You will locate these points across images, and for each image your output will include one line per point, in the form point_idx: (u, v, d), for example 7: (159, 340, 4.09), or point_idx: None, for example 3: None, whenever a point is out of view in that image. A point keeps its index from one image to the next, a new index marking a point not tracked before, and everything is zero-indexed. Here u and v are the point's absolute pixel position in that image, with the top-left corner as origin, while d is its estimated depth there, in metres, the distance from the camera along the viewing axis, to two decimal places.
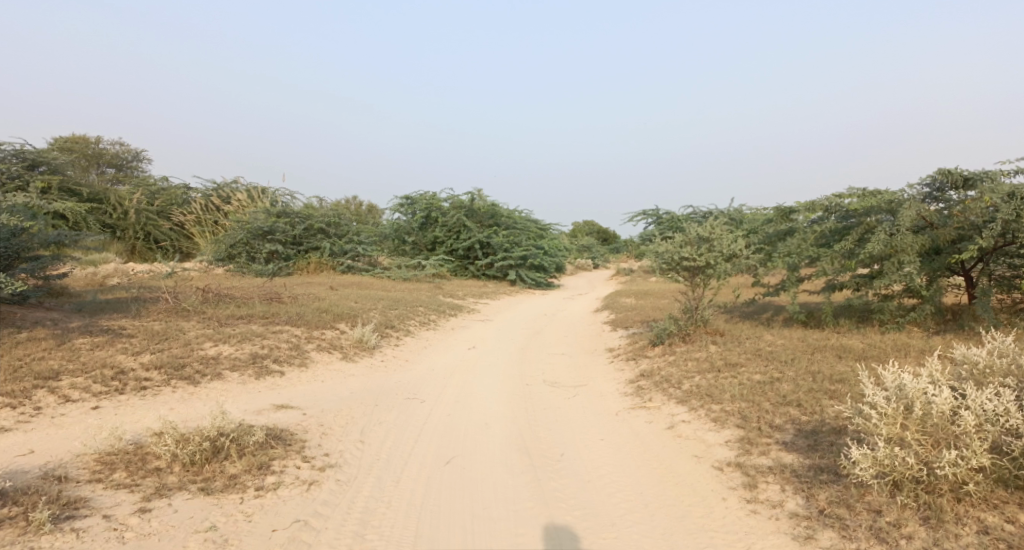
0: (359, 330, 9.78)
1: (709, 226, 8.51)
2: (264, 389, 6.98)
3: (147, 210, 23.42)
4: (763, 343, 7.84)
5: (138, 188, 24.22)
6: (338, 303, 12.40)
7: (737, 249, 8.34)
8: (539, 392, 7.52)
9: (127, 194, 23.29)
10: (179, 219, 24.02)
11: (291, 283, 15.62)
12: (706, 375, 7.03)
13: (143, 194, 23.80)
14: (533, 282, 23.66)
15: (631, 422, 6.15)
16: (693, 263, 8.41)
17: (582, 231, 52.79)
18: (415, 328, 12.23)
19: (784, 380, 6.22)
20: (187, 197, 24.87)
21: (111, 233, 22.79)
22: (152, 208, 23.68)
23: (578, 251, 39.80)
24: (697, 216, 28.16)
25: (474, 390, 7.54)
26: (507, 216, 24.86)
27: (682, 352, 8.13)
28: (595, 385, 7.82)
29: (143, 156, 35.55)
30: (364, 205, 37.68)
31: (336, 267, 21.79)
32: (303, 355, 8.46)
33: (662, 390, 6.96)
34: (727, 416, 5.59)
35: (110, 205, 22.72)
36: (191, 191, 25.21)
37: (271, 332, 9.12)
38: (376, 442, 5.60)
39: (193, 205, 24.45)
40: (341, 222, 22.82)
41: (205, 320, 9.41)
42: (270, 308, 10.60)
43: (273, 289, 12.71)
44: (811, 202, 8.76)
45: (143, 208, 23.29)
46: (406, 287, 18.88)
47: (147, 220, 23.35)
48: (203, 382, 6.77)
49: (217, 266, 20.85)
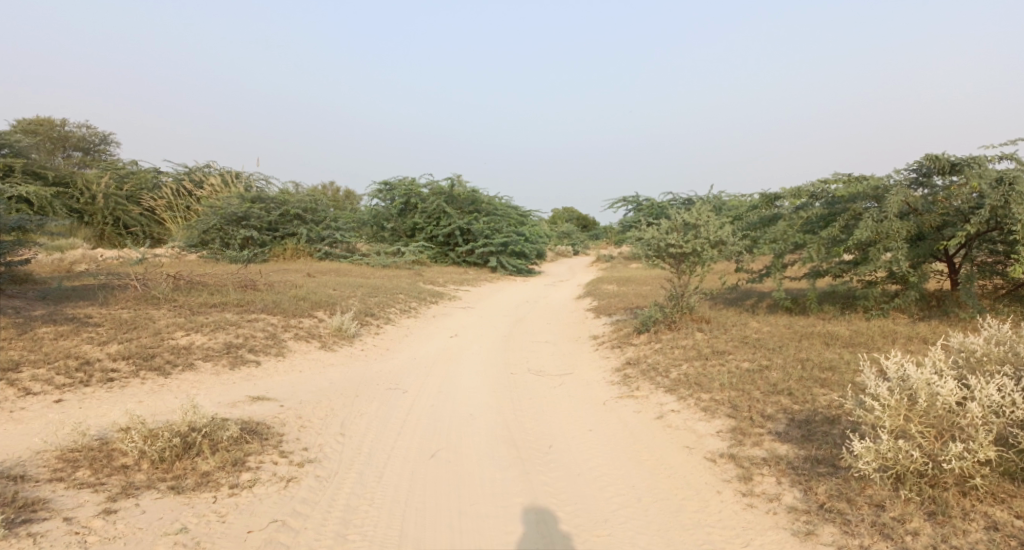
0: (338, 318, 9.52)
1: (696, 212, 8.40)
2: (239, 380, 6.71)
3: (115, 194, 22.62)
4: (749, 330, 7.80)
5: (105, 172, 23.36)
6: (316, 291, 12.08)
7: (724, 236, 8.25)
8: (524, 382, 7.37)
9: (94, 178, 22.43)
10: (149, 204, 23.26)
11: (267, 270, 15.21)
12: (694, 363, 6.96)
13: (111, 178, 22.94)
14: (514, 269, 23.49)
15: (619, 412, 6.04)
16: (680, 250, 8.31)
17: (562, 218, 52.72)
18: (395, 315, 11.99)
19: (773, 368, 6.17)
20: (158, 181, 24.07)
21: (77, 218, 21.94)
22: (121, 193, 22.85)
23: (558, 238, 39.71)
24: (677, 203, 28.21)
25: (457, 380, 7.36)
26: (488, 203, 24.58)
27: (669, 340, 8.05)
28: (581, 374, 7.71)
29: (112, 139, 34.39)
30: (341, 190, 37.01)
31: (314, 253, 21.32)
32: (280, 344, 8.18)
33: (649, 378, 6.88)
34: (717, 405, 5.52)
35: (76, 189, 21.86)
36: (161, 175, 24.38)
37: (246, 320, 8.80)
38: (357, 435, 5.40)
39: (164, 189, 23.69)
40: (318, 208, 22.31)
41: (176, 308, 9.05)
42: (245, 295, 10.25)
43: (249, 276, 12.32)
44: (797, 188, 8.71)
45: (112, 192, 22.48)
46: (386, 274, 18.55)
47: (115, 204, 22.56)
48: (175, 373, 6.47)
49: (190, 252, 20.24)
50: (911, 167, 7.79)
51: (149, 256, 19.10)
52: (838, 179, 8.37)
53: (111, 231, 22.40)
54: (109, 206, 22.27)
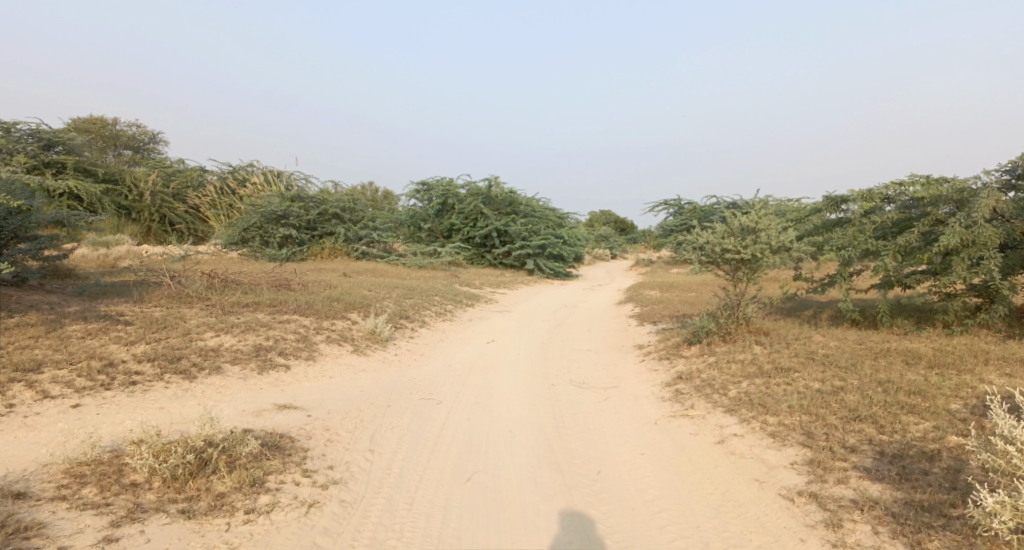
0: (372, 321, 9.20)
1: (755, 215, 7.70)
2: (267, 387, 6.40)
3: (162, 192, 23.02)
4: (815, 346, 7.08)
5: (153, 170, 23.86)
6: (351, 292, 11.82)
7: (787, 241, 7.53)
8: (566, 396, 6.85)
9: (142, 175, 22.93)
10: (194, 203, 23.59)
11: (303, 269, 15.09)
12: (755, 380, 6.31)
13: (158, 176, 23.43)
14: (552, 272, 22.93)
15: (672, 434, 5.46)
16: (737, 255, 7.64)
17: (600, 221, 51.90)
18: (430, 318, 11.61)
19: (849, 390, 5.47)
20: (203, 180, 24.48)
21: (126, 215, 22.45)
22: (168, 191, 23.28)
23: (596, 242, 38.94)
24: (721, 207, 27.15)
25: (495, 391, 6.90)
26: (526, 204, 24.09)
27: (724, 354, 7.40)
28: (627, 388, 7.13)
29: (162, 139, 35.35)
30: (379, 191, 37.21)
31: (350, 253, 21.25)
32: (311, 348, 7.87)
33: (705, 396, 6.25)
34: (787, 431, 4.88)
35: (125, 186, 22.38)
36: (206, 174, 24.83)
37: (277, 322, 8.54)
38: (387, 452, 4.98)
39: (208, 188, 24.04)
40: (356, 208, 22.24)
41: (209, 307, 8.87)
42: (278, 295, 10.04)
43: (284, 275, 12.16)
44: (868, 191, 7.90)
45: (158, 190, 22.90)
46: (422, 275, 18.27)
47: (162, 202, 22.90)
48: (200, 377, 6.20)
49: (230, 250, 20.42)
50: (1004, 167, 6.94)
51: (191, 253, 19.33)
52: (916, 181, 7.54)
53: (157, 228, 22.83)
54: (156, 204, 22.60)
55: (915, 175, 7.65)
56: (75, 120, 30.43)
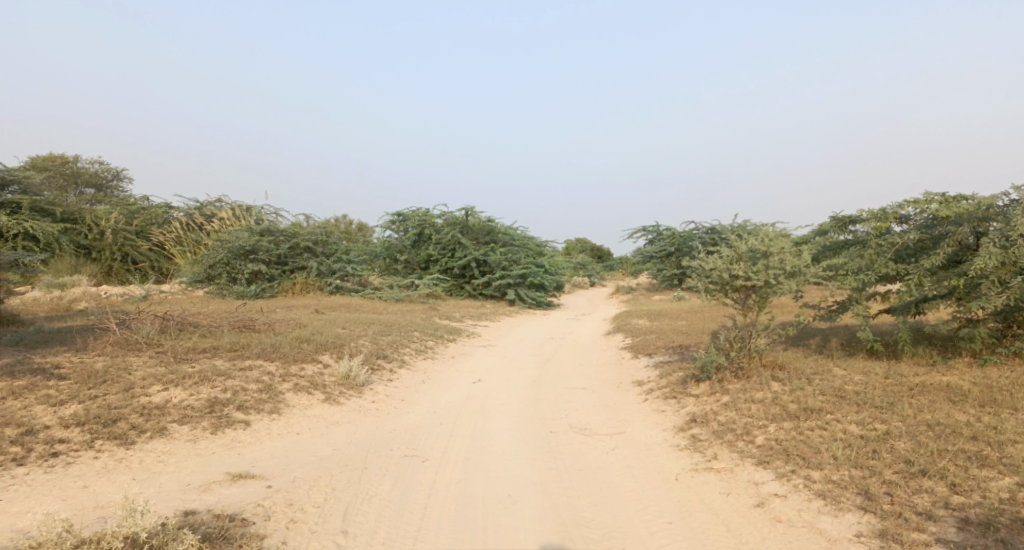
0: (345, 364, 8.31)
1: (765, 238, 7.14)
2: (221, 450, 5.45)
3: (124, 229, 21.77)
4: (839, 381, 6.42)
5: (114, 207, 22.64)
6: (323, 330, 10.88)
7: (803, 264, 6.94)
8: (568, 446, 6.05)
9: (103, 213, 21.74)
10: (159, 239, 22.34)
11: (271, 307, 14.06)
12: (782, 422, 5.59)
13: (121, 213, 22.22)
14: (533, 302, 22.20)
15: (699, 492, 4.70)
16: (749, 281, 7.02)
17: (576, 248, 51.66)
18: (410, 358, 10.72)
19: (897, 434, 4.79)
20: (169, 216, 23.32)
21: (85, 254, 21.13)
22: (131, 228, 22.07)
23: (574, 269, 38.45)
24: (699, 232, 26.94)
25: (488, 443, 6.08)
26: (504, 232, 23.42)
27: (739, 392, 6.68)
28: (635, 434, 6.36)
29: (125, 174, 34.03)
30: (353, 223, 36.32)
31: (324, 287, 20.25)
32: (276, 399, 6.94)
33: (728, 443, 5.50)
34: (840, 490, 4.15)
35: (85, 224, 21.13)
36: (172, 209, 23.70)
37: (238, 369, 7.59)
38: (365, 534, 4.08)
39: (173, 223, 22.86)
40: (329, 241, 21.34)
41: (159, 356, 7.89)
42: (241, 338, 9.07)
43: (249, 315, 11.17)
44: (881, 210, 7.44)
45: (120, 227, 21.66)
46: (400, 309, 17.36)
47: (125, 239, 21.65)
48: (140, 442, 5.25)
49: (196, 288, 19.39)
50: None
51: (153, 292, 18.14)
52: (932, 198, 7.11)
53: (119, 267, 21.51)
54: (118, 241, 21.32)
55: (930, 192, 7.22)
56: (32, 156, 29.03)
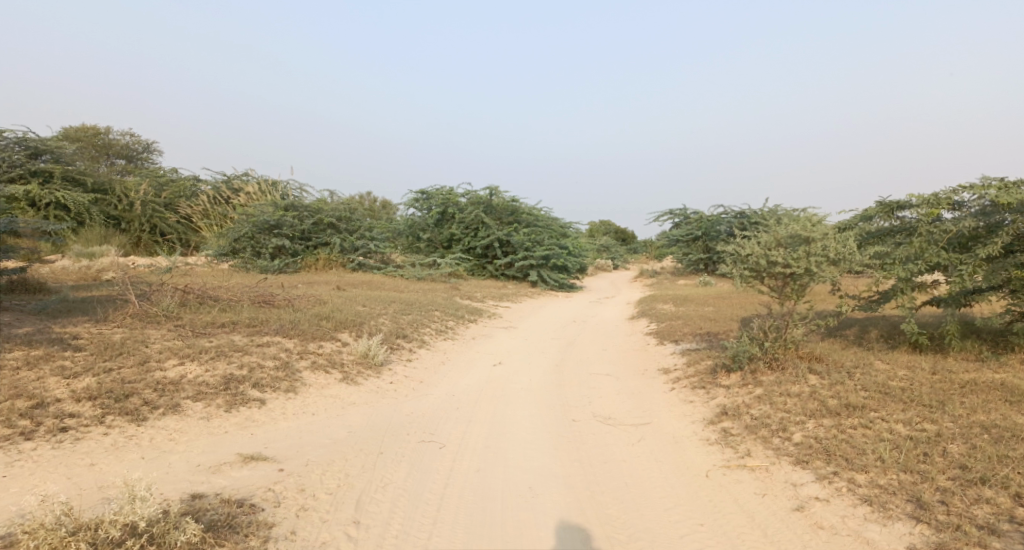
0: (364, 342, 8.15)
1: (807, 223, 6.70)
2: (234, 430, 5.33)
3: (153, 201, 21.98)
4: (882, 376, 6.01)
5: (144, 179, 22.86)
6: (343, 307, 10.76)
7: (848, 252, 6.49)
8: (591, 437, 5.79)
9: (133, 185, 21.95)
10: (187, 212, 22.52)
11: (294, 283, 14.03)
12: (821, 419, 5.23)
13: (150, 185, 22.43)
14: (556, 284, 21.88)
15: (732, 492, 4.40)
16: (788, 268, 6.61)
17: (600, 230, 51.03)
18: (430, 337, 10.55)
19: (951, 436, 4.39)
20: (196, 189, 23.47)
21: (116, 225, 21.37)
22: (159, 200, 22.28)
23: (598, 251, 37.93)
24: (728, 216, 26.18)
25: (508, 431, 5.85)
26: (529, 212, 23.03)
27: (773, 385, 6.32)
28: (662, 426, 6.06)
29: (156, 148, 34.43)
30: (378, 201, 36.30)
31: (346, 264, 20.22)
32: (292, 377, 6.81)
33: (762, 440, 5.17)
34: (889, 496, 3.80)
35: (115, 196, 21.39)
36: (200, 183, 23.86)
37: (256, 345, 7.49)
38: (377, 525, 3.89)
39: (200, 197, 23.01)
40: (352, 217, 21.23)
41: (178, 329, 7.84)
42: (260, 314, 8.98)
43: (271, 291, 11.10)
44: (933, 196, 6.90)
45: (149, 199, 21.88)
46: (421, 288, 17.21)
47: (153, 212, 21.88)
48: (150, 419, 5.20)
49: (222, 261, 19.56)
50: None
51: (179, 264, 18.32)
52: (992, 183, 6.54)
53: (148, 238, 21.78)
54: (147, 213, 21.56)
55: (990, 177, 6.64)
56: (67, 128, 29.44)
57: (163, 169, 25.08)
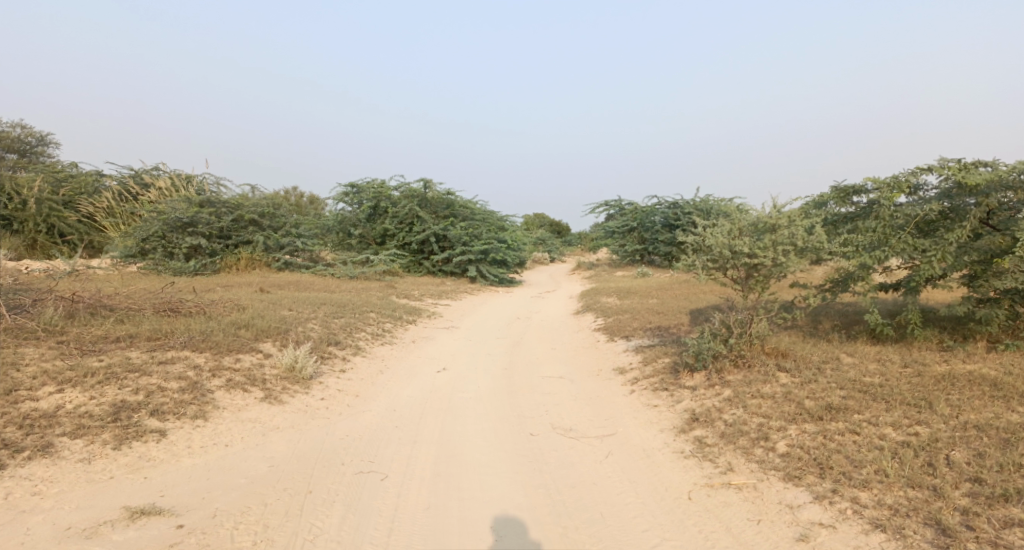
0: (290, 354, 7.19)
1: (775, 211, 6.35)
2: (122, 474, 4.29)
3: (49, 198, 19.54)
4: (854, 373, 5.76)
5: (38, 173, 20.28)
6: (266, 312, 9.62)
7: (817, 241, 6.20)
8: (554, 454, 5.17)
9: (25, 180, 19.43)
10: (89, 210, 20.12)
11: (208, 286, 12.58)
12: (803, 425, 4.85)
13: (44, 180, 19.89)
14: (496, 279, 21.22)
15: (724, 519, 3.87)
16: (755, 259, 6.25)
17: (535, 223, 50.72)
18: (366, 342, 9.62)
19: (950, 440, 4.11)
20: (100, 184, 21.06)
21: (6, 226, 18.92)
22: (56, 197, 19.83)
23: (534, 245, 37.57)
24: (663, 207, 26.34)
25: (459, 453, 5.12)
26: (465, 206, 22.16)
27: (744, 387, 5.93)
28: (630, 437, 5.52)
29: (51, 139, 30.95)
30: (305, 195, 34.34)
31: (271, 264, 18.72)
32: (202, 400, 5.77)
33: (743, 451, 4.71)
34: (904, 520, 3.42)
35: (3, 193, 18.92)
36: (103, 177, 21.45)
37: (158, 363, 6.36)
38: None
39: (104, 193, 20.65)
40: (277, 213, 19.67)
41: (58, 347, 6.56)
42: (164, 323, 7.75)
43: (178, 296, 9.75)
44: (893, 178, 6.78)
45: (44, 196, 19.46)
46: (354, 288, 16.07)
47: (49, 210, 19.41)
48: (9, 468, 4.11)
49: (128, 263, 17.59)
50: None
51: (79, 268, 16.27)
52: (950, 165, 6.49)
53: (44, 240, 19.34)
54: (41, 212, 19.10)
55: (946, 159, 6.60)
56: None
57: (60, 163, 22.41)
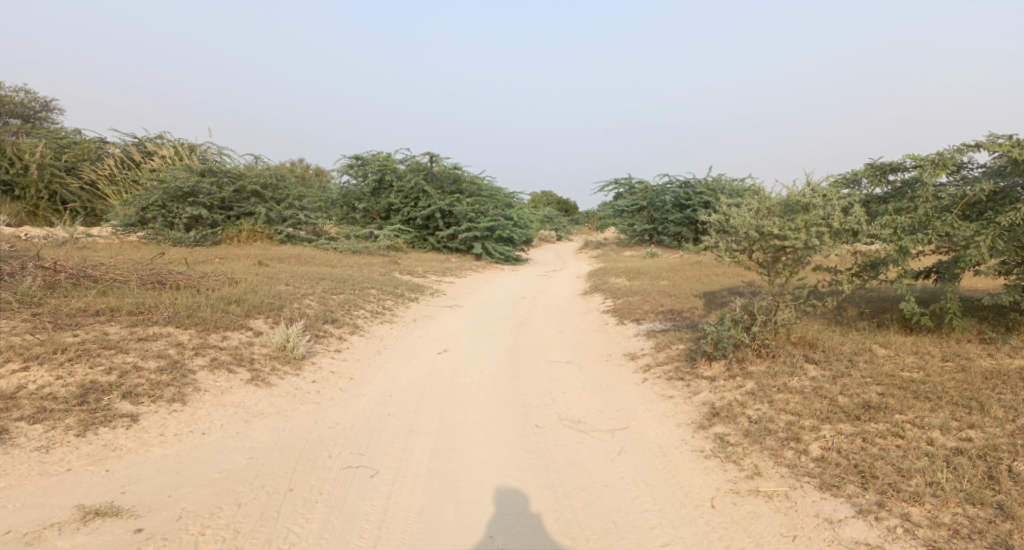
0: (281, 332, 6.76)
1: (808, 189, 5.77)
2: (81, 466, 3.89)
3: (52, 165, 19.09)
4: (890, 368, 5.25)
5: (41, 139, 19.79)
6: (261, 287, 9.18)
7: (855, 222, 5.63)
8: (561, 450, 4.74)
9: (28, 145, 18.95)
10: (91, 177, 19.64)
11: (205, 259, 12.13)
12: (839, 424, 4.36)
13: (47, 146, 19.42)
14: (502, 257, 20.71)
15: (752, 534, 3.40)
16: (785, 240, 5.72)
17: (543, 201, 49.96)
18: (365, 321, 9.18)
19: (1011, 449, 3.60)
20: (103, 151, 20.57)
21: (8, 192, 18.66)
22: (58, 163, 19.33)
23: (542, 223, 36.93)
24: (674, 186, 25.56)
25: (458, 447, 4.69)
26: (472, 181, 21.51)
27: (769, 380, 5.45)
28: (644, 432, 5.07)
29: (55, 105, 30.33)
30: (312, 168, 33.77)
31: (273, 236, 18.27)
32: (181, 381, 5.35)
33: (771, 453, 4.24)
34: (965, 543, 2.95)
35: (5, 157, 18.63)
36: (107, 145, 20.98)
37: (138, 340, 5.94)
38: None
39: (107, 159, 20.14)
40: (279, 184, 19.14)
41: (34, 320, 6.14)
42: (151, 297, 7.33)
43: (169, 268, 9.29)
44: (938, 154, 6.17)
45: (46, 162, 18.99)
46: (356, 262, 15.60)
47: (51, 176, 18.94)
48: None
49: (129, 233, 17.20)
50: None
51: (78, 237, 15.88)
52: (1001, 141, 5.91)
53: (47, 207, 18.95)
54: (42, 178, 18.62)
55: (996, 136, 6.03)
56: None
57: (63, 128, 21.91)
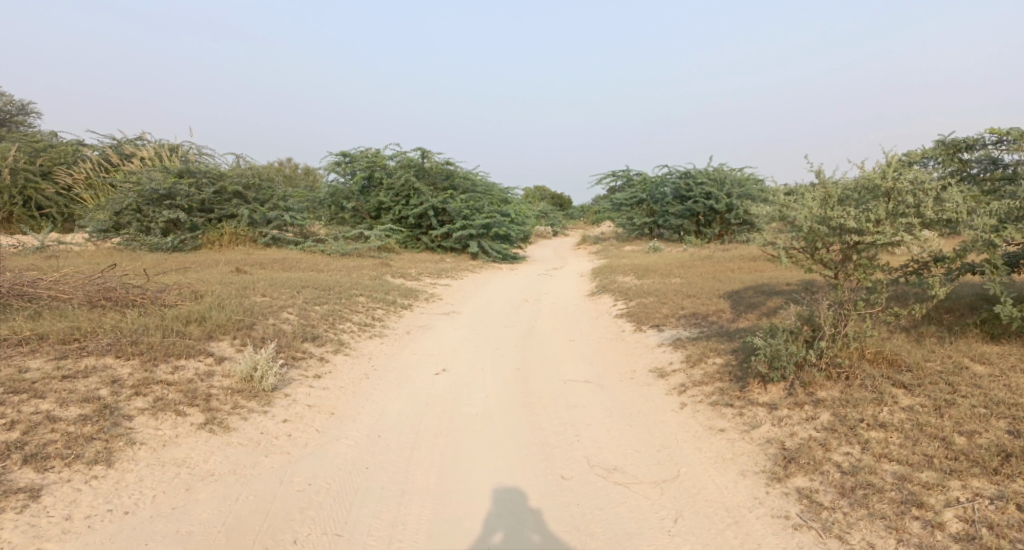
0: (247, 359, 5.61)
1: (892, 170, 4.67)
2: None
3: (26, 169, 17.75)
4: (1006, 392, 4.19)
5: (14, 142, 18.45)
6: (231, 300, 7.98)
7: (953, 210, 4.56)
8: (599, 515, 3.63)
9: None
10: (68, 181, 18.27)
11: (177, 268, 10.91)
12: (973, 484, 3.30)
13: (21, 149, 18.13)
14: (499, 255, 19.60)
15: None
16: (866, 237, 4.67)
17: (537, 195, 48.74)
18: (350, 335, 8.03)
19: None
20: (80, 154, 19.21)
21: None
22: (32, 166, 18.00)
23: (538, 218, 35.73)
24: (675, 177, 24.49)
25: (466, 516, 3.56)
26: (466, 176, 20.33)
27: (851, 410, 4.36)
28: (702, 486, 3.97)
29: (34, 108, 28.86)
30: (301, 167, 32.38)
31: (257, 239, 17.06)
32: (109, 434, 4.19)
33: (892, 525, 3.16)
34: None
35: None
36: (83, 147, 19.66)
37: (61, 379, 4.75)
38: None
39: (83, 163, 18.83)
40: (262, 183, 17.85)
41: None
42: (92, 319, 6.11)
43: (125, 282, 8.06)
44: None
45: (19, 166, 17.66)
46: (345, 266, 14.42)
47: (25, 180, 17.60)
48: None
49: (102, 239, 15.92)
50: None
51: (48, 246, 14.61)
52: None
53: (20, 213, 17.60)
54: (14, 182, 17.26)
55: None
56: None
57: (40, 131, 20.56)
